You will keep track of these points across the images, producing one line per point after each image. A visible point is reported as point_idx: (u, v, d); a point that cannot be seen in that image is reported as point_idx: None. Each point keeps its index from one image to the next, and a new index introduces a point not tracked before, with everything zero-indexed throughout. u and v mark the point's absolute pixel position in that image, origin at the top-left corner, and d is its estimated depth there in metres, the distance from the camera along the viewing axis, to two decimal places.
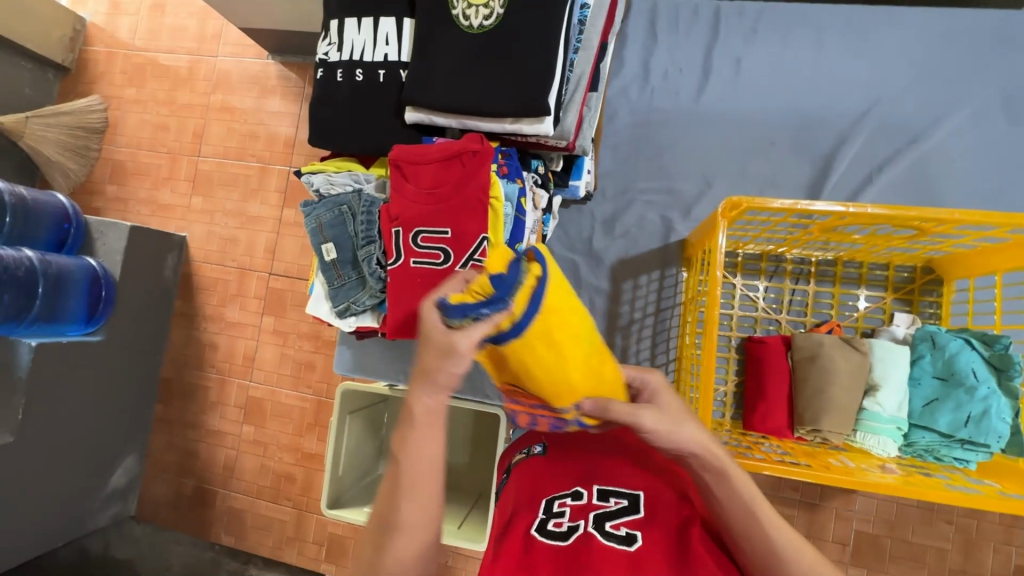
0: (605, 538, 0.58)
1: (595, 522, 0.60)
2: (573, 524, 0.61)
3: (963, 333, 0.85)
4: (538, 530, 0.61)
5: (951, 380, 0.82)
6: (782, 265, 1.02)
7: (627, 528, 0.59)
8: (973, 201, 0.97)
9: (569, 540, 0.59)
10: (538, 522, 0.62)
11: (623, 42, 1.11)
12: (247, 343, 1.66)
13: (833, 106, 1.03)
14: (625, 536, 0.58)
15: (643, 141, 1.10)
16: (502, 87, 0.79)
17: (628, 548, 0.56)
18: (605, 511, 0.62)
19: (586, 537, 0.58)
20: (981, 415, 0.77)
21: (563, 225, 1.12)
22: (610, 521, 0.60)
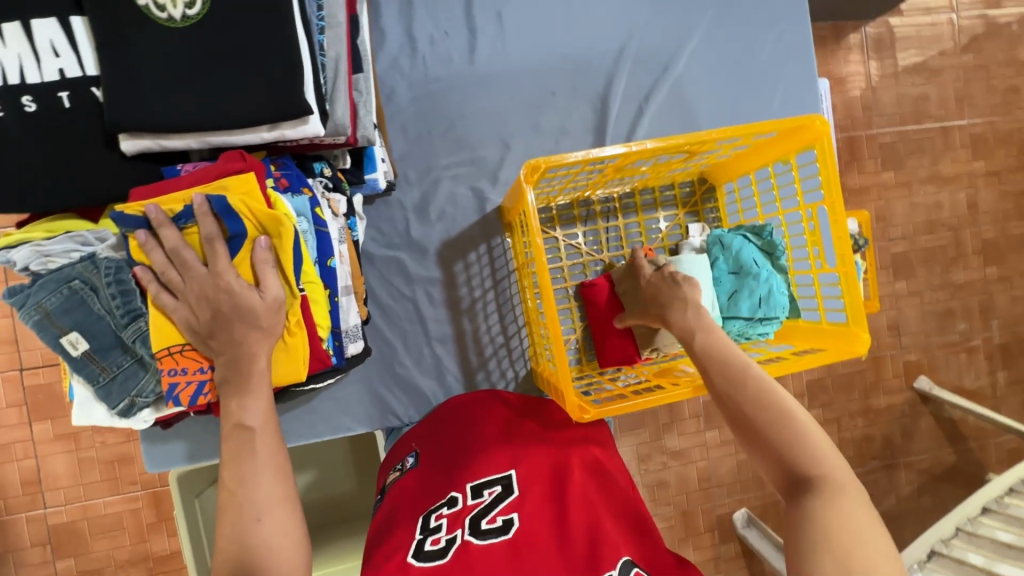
0: (483, 537, 0.65)
1: (472, 526, 0.67)
2: (451, 535, 0.66)
3: (740, 230, 0.98)
4: (416, 554, 0.65)
5: (740, 270, 0.94)
6: (592, 208, 1.08)
7: (502, 517, 0.67)
8: (718, 111, 1.11)
9: (447, 554, 0.64)
10: (416, 546, 0.67)
11: (378, 11, 1.01)
12: (23, 464, 1.32)
13: (593, 46, 1.07)
14: (501, 525, 0.66)
15: (431, 113, 1.03)
16: (239, 90, 0.64)
17: (506, 536, 0.64)
18: (481, 507, 0.69)
19: (463, 546, 0.64)
20: (766, 293, 0.92)
21: (372, 223, 1.01)
22: (485, 518, 0.67)
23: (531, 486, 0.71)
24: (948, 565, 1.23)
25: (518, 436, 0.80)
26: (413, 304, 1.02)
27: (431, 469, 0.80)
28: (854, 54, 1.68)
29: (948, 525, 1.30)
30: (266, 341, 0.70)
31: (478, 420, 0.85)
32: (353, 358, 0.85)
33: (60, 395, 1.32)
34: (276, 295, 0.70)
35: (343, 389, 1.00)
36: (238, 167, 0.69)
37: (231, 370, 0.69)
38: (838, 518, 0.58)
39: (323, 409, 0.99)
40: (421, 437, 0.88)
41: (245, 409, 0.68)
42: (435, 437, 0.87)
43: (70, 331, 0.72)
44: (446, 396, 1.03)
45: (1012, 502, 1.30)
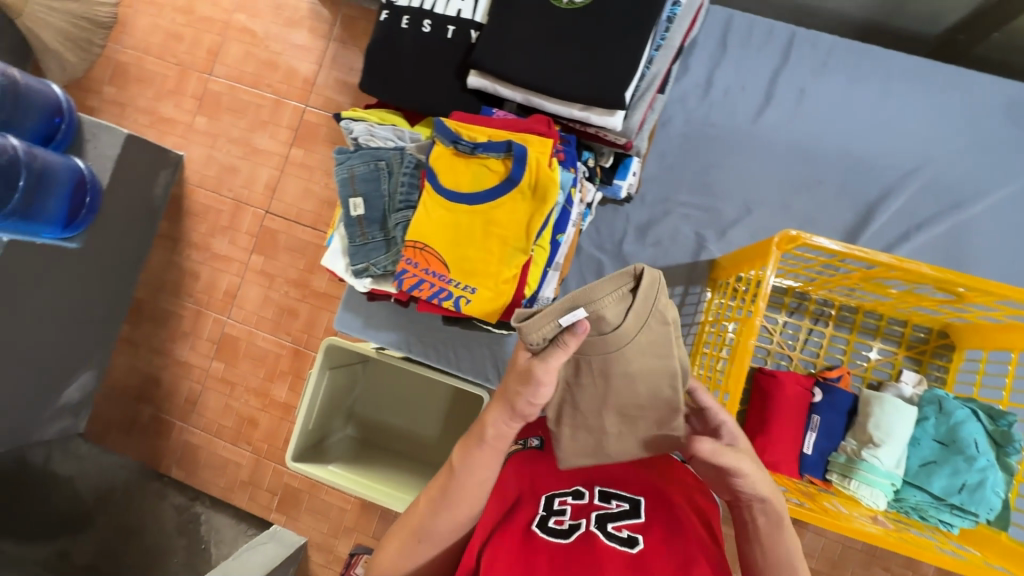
0: (609, 541, 0.56)
1: (600, 525, 0.58)
2: (575, 523, 0.59)
3: (971, 403, 0.86)
4: (540, 525, 0.59)
5: (949, 443, 0.84)
6: (805, 303, 1.02)
7: (629, 531, 0.58)
8: (999, 274, 0.98)
9: (571, 540, 0.57)
10: (538, 518, 0.60)
11: (690, 50, 1.08)
12: (231, 279, 1.59)
13: (885, 156, 1.02)
14: (627, 538, 0.57)
15: (692, 152, 1.08)
16: (579, 71, 0.75)
17: (630, 552, 0.55)
18: (608, 510, 0.60)
19: (589, 536, 0.57)
20: (974, 484, 0.79)
21: (595, 222, 1.09)
22: (612, 523, 0.58)
23: (663, 515, 0.60)
24: None
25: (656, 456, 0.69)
26: None
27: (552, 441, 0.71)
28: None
29: None
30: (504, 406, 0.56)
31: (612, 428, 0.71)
32: None
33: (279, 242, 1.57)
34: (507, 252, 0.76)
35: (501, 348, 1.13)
36: (541, 130, 0.79)
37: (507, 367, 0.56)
38: None
39: (478, 353, 1.13)
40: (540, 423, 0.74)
41: None
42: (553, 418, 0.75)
43: (357, 196, 0.90)
44: None
45: None
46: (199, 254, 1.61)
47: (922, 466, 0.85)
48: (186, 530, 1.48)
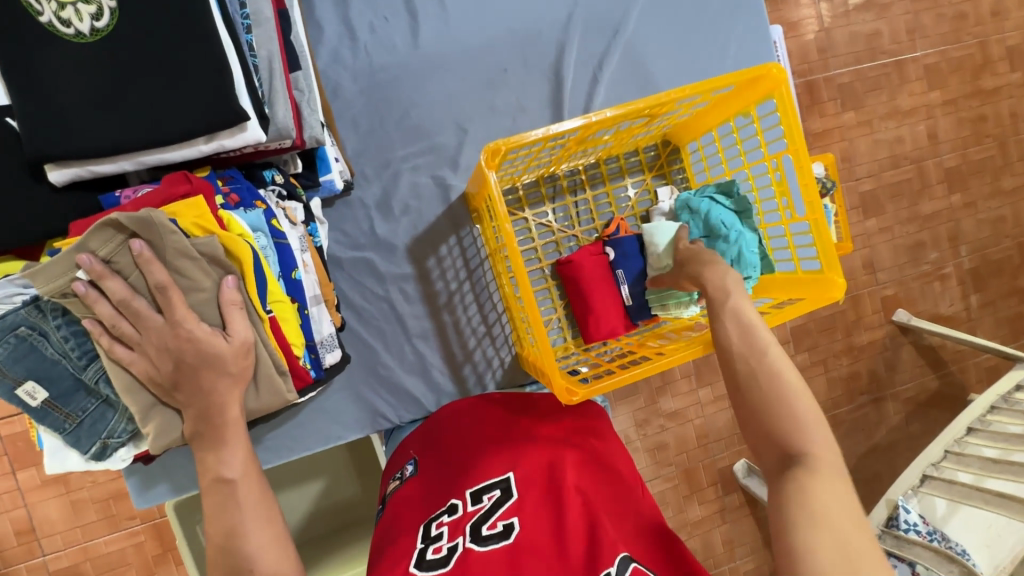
0: (485, 544, 0.65)
1: (473, 534, 0.66)
2: (453, 544, 0.66)
3: (708, 191, 0.97)
4: (418, 564, 0.66)
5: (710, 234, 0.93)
6: (558, 184, 1.06)
7: (502, 522, 0.67)
8: (676, 71, 1.09)
9: (449, 565, 0.64)
10: (418, 557, 0.67)
11: (310, 2, 0.96)
12: (15, 514, 1.28)
13: (541, 17, 1.04)
14: (502, 531, 0.66)
15: (380, 105, 0.99)
16: (167, 104, 0.60)
17: (505, 543, 0.64)
18: (480, 514, 0.69)
19: (464, 555, 0.64)
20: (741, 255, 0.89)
21: (334, 224, 0.98)
22: (485, 524, 0.67)
23: (531, 484, 0.71)
24: (940, 487, 1.27)
25: (518, 435, 0.78)
26: (388, 304, 1.00)
27: (430, 474, 0.79)
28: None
29: (937, 449, 1.34)
30: (237, 388, 0.68)
31: (473, 424, 0.83)
32: (332, 367, 0.83)
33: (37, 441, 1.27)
34: (244, 339, 0.67)
35: (329, 398, 0.98)
36: (184, 190, 0.65)
37: (202, 426, 0.67)
38: (825, 493, 0.58)
39: (309, 421, 0.97)
40: (418, 445, 0.86)
41: (223, 461, 0.66)
42: (431, 441, 0.85)
43: (26, 380, 0.67)
44: (434, 393, 1.02)
45: (994, 420, 1.36)
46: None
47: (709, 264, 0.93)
48: None
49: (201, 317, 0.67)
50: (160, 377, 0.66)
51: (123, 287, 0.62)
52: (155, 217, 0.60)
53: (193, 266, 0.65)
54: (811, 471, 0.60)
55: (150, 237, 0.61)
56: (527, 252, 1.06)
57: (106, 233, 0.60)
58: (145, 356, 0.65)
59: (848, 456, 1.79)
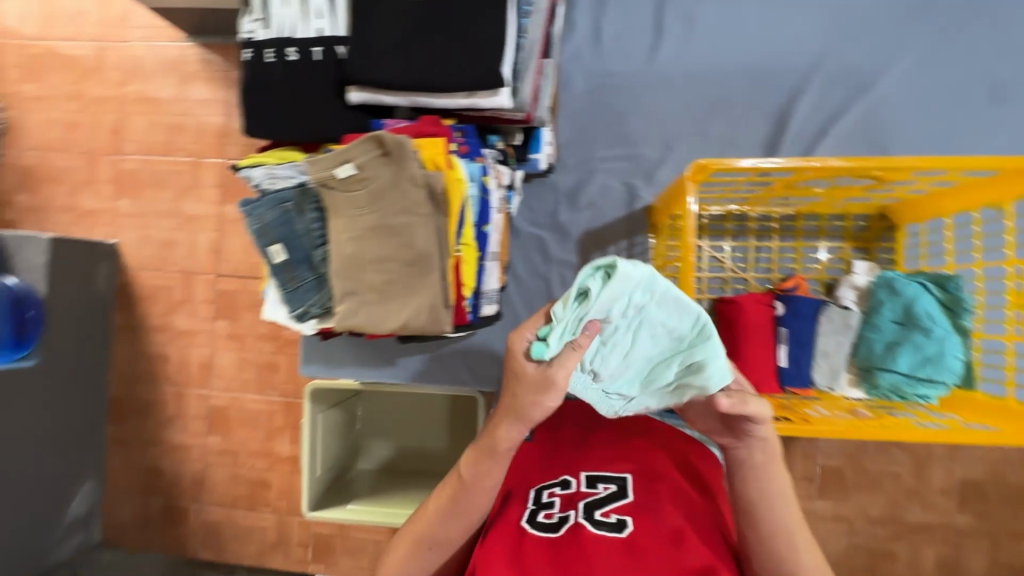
0: (596, 527, 0.67)
1: (586, 513, 0.69)
2: (564, 514, 0.70)
3: (918, 277, 0.89)
4: (530, 522, 0.70)
5: (900, 318, 0.88)
6: (746, 224, 1.03)
7: (616, 515, 0.68)
8: (919, 146, 0.99)
9: (561, 532, 0.67)
10: (529, 514, 0.71)
11: (572, 5, 1.07)
12: (202, 351, 1.54)
13: (784, 60, 1.02)
14: (615, 522, 0.67)
15: (599, 106, 1.06)
16: (454, 59, 0.73)
17: (618, 535, 0.65)
18: (594, 498, 0.71)
19: (576, 528, 0.67)
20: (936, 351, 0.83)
21: (525, 199, 1.08)
22: (599, 510, 0.69)
23: (648, 493, 0.70)
24: None
25: (634, 439, 0.78)
26: (545, 283, 1.07)
27: (545, 446, 0.81)
28: None
29: None
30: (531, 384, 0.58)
31: (593, 422, 0.83)
32: (486, 318, 0.90)
33: (239, 303, 1.52)
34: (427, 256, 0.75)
35: (466, 346, 1.10)
36: (431, 131, 0.78)
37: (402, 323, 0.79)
38: None
39: (446, 357, 1.11)
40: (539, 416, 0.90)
41: None
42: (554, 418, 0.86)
43: (276, 243, 0.86)
44: None
45: None
46: (164, 335, 1.55)
47: (880, 350, 0.90)
48: None
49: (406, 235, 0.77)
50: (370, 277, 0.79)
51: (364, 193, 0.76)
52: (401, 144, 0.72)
53: (413, 192, 0.74)
54: None
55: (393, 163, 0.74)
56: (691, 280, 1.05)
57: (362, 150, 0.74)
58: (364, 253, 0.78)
59: None
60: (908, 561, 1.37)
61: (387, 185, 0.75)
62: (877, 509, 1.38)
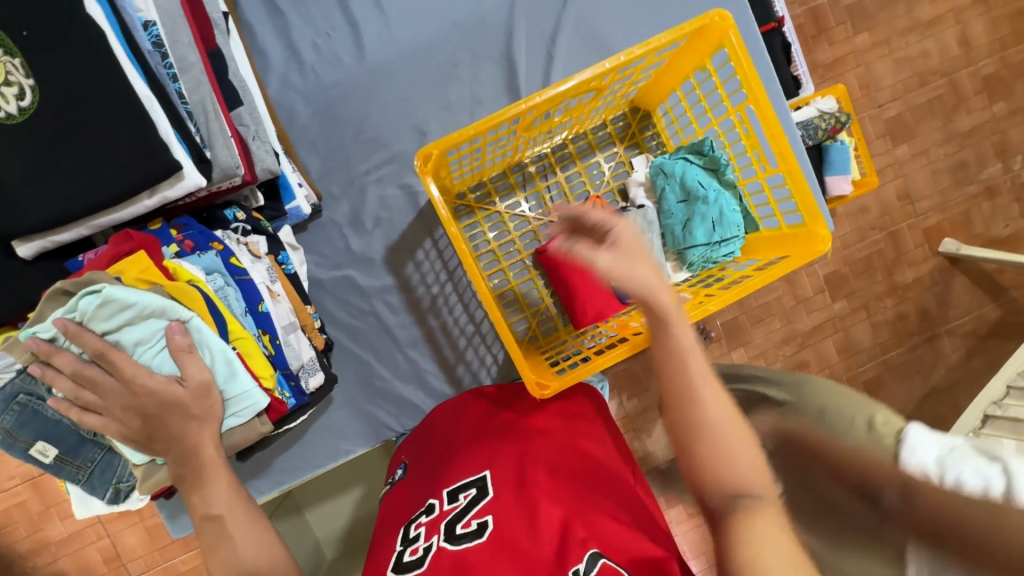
0: (458, 542, 0.61)
1: (447, 532, 0.62)
2: (428, 544, 0.62)
3: (680, 153, 0.93)
4: (395, 568, 0.62)
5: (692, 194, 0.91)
6: (526, 171, 1.03)
7: (477, 520, 0.63)
8: (634, 32, 1.02)
9: (424, 566, 0.60)
10: (396, 560, 0.63)
11: (252, 35, 0.97)
12: (100, 545, 1.36)
13: (482, 3, 1.00)
14: (476, 527, 0.62)
15: (335, 122, 0.99)
16: (104, 167, 0.62)
17: (479, 541, 0.60)
18: (456, 511, 0.65)
19: (438, 555, 0.60)
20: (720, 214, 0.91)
21: (310, 248, 1.00)
22: (459, 523, 0.63)
23: (506, 479, 0.67)
24: None
25: (493, 431, 0.75)
26: (374, 316, 1.01)
27: (413, 477, 0.76)
28: None
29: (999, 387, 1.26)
30: (208, 428, 0.67)
31: (454, 425, 0.81)
32: (316, 391, 0.84)
33: None
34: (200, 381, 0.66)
35: (331, 417, 1.00)
36: (127, 249, 0.67)
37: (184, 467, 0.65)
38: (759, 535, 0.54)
39: (314, 439, 1.00)
40: (408, 449, 0.84)
41: (207, 499, 0.64)
42: (420, 443, 0.83)
43: (36, 442, 0.72)
44: (434, 397, 1.03)
45: None
46: (45, 555, 1.34)
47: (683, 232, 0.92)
48: None
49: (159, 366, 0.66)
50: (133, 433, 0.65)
51: (71, 359, 0.63)
52: (110, 294, 0.61)
53: (148, 328, 0.65)
54: (757, 506, 0.57)
55: (116, 316, 0.63)
56: (506, 246, 1.03)
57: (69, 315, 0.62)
58: (113, 418, 0.64)
59: (907, 403, 1.60)
60: (818, 360, 1.56)
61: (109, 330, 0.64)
62: (774, 336, 1.54)
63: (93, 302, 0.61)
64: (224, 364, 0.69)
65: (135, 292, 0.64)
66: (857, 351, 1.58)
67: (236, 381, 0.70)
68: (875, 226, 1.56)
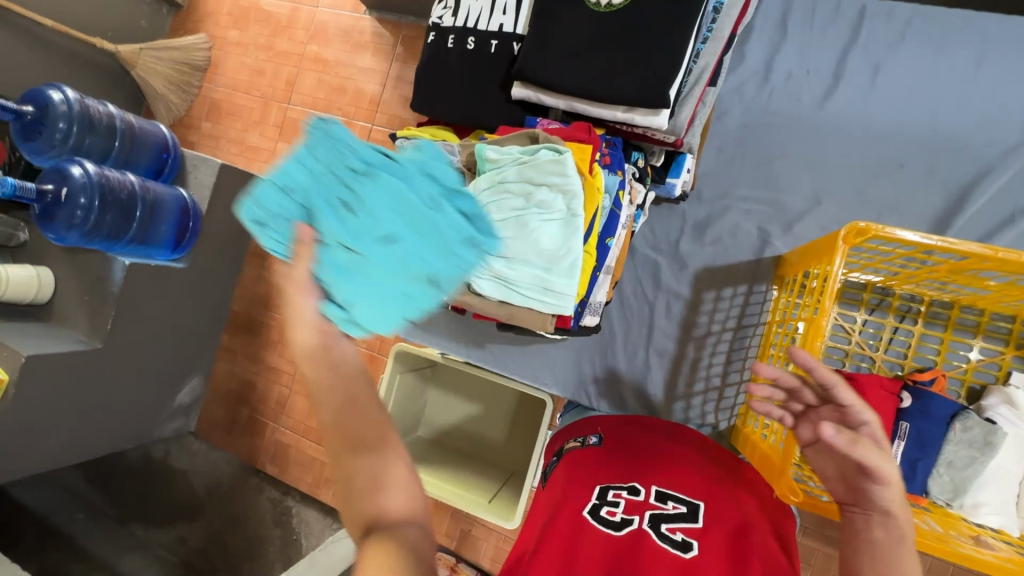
0: (660, 539, 0.62)
1: (651, 522, 0.64)
2: (628, 517, 0.65)
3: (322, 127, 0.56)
4: (591, 517, 0.66)
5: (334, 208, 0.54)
6: (888, 299, 0.94)
7: (682, 533, 0.63)
8: None
9: (622, 531, 0.63)
10: (592, 507, 0.68)
11: (748, 35, 1.03)
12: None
13: (978, 132, 0.92)
14: (680, 541, 0.61)
15: (752, 144, 1.02)
16: (617, 75, 0.75)
17: (682, 553, 0.60)
18: (662, 511, 0.66)
19: (639, 533, 0.62)
20: (357, 193, 0.55)
21: (651, 222, 1.07)
22: (665, 523, 0.64)
23: (720, 525, 0.64)
24: None
25: (714, 475, 0.73)
26: (650, 308, 1.06)
27: (616, 456, 0.78)
28: None
29: None
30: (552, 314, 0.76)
31: (675, 445, 0.80)
32: (585, 327, 0.89)
33: None
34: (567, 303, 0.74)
35: (557, 351, 1.11)
36: (582, 137, 0.77)
37: None
38: None
39: (535, 355, 1.12)
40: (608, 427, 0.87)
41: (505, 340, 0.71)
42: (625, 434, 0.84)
43: None
44: (644, 408, 1.04)
45: None
46: None
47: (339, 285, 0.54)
48: (281, 521, 1.51)
49: (541, 234, 0.73)
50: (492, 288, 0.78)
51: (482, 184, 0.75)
52: (563, 160, 0.71)
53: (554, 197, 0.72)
54: None
55: (551, 175, 0.72)
56: None
57: (525, 154, 0.74)
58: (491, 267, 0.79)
59: None
60: None
61: (529, 175, 0.73)
62: None
63: (549, 157, 0.72)
64: (568, 265, 0.74)
65: (574, 170, 0.72)
66: None
67: (565, 281, 0.74)
68: None
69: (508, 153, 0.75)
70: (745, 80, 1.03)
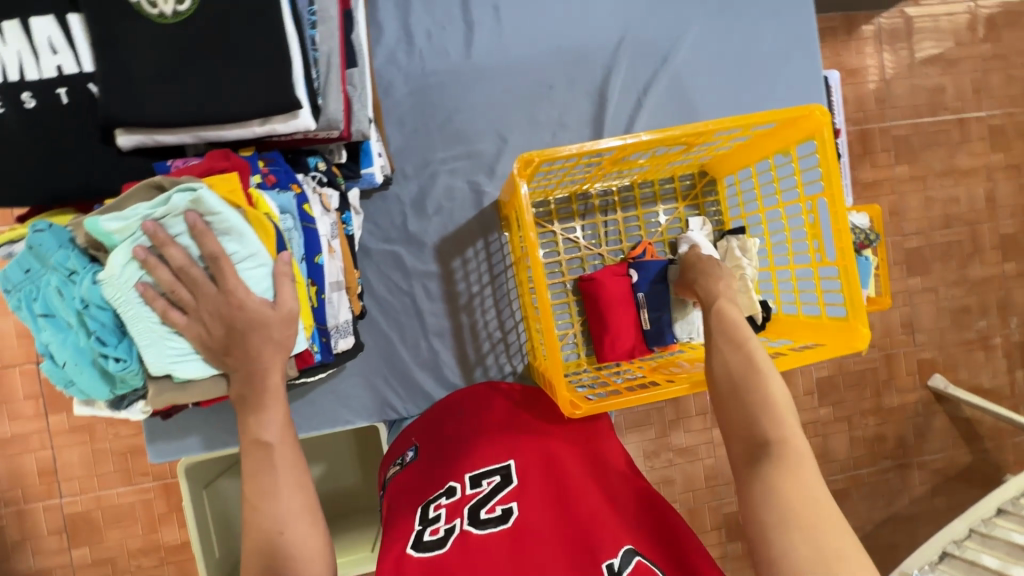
0: (482, 528, 0.62)
1: (471, 517, 0.64)
2: (450, 526, 0.64)
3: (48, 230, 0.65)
4: (416, 546, 0.63)
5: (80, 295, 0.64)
6: (590, 202, 1.08)
7: (501, 506, 0.65)
8: (719, 108, 1.09)
9: (446, 543, 0.61)
10: (415, 538, 0.64)
11: (376, 6, 1.01)
12: (38, 454, 1.27)
13: (590, 39, 1.06)
14: (500, 515, 0.63)
15: (427, 108, 1.03)
16: (230, 91, 0.65)
17: (504, 527, 0.62)
18: (479, 497, 0.67)
19: (462, 536, 0.61)
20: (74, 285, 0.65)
21: (370, 216, 1.02)
22: (484, 508, 0.65)
23: (531, 475, 0.68)
24: (961, 568, 1.05)
25: (516, 427, 0.77)
26: (410, 298, 1.03)
27: (430, 460, 0.77)
28: (869, 43, 1.54)
29: (960, 525, 1.13)
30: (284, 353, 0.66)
31: (482, 409, 0.82)
32: (342, 353, 0.83)
33: None
34: (288, 307, 0.65)
35: (342, 383, 1.02)
36: (223, 165, 0.67)
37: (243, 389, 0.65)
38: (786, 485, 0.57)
39: (320, 401, 1.01)
40: (420, 432, 0.85)
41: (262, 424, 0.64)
42: (434, 429, 0.83)
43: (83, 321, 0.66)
44: (446, 390, 1.04)
45: (998, 525, 1.11)
46: None
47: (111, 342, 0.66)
48: None
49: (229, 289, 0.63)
50: (212, 341, 0.64)
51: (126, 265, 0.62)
52: (204, 197, 0.61)
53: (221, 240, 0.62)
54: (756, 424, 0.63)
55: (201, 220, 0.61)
56: (551, 265, 1.07)
57: (157, 208, 0.61)
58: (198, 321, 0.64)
59: (865, 521, 1.62)
60: None
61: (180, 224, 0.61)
62: None
63: (185, 201, 0.60)
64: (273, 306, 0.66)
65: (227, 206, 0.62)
66: (831, 459, 1.60)
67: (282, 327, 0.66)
68: (876, 344, 1.60)
69: (133, 214, 0.61)
70: (393, 50, 1.02)
